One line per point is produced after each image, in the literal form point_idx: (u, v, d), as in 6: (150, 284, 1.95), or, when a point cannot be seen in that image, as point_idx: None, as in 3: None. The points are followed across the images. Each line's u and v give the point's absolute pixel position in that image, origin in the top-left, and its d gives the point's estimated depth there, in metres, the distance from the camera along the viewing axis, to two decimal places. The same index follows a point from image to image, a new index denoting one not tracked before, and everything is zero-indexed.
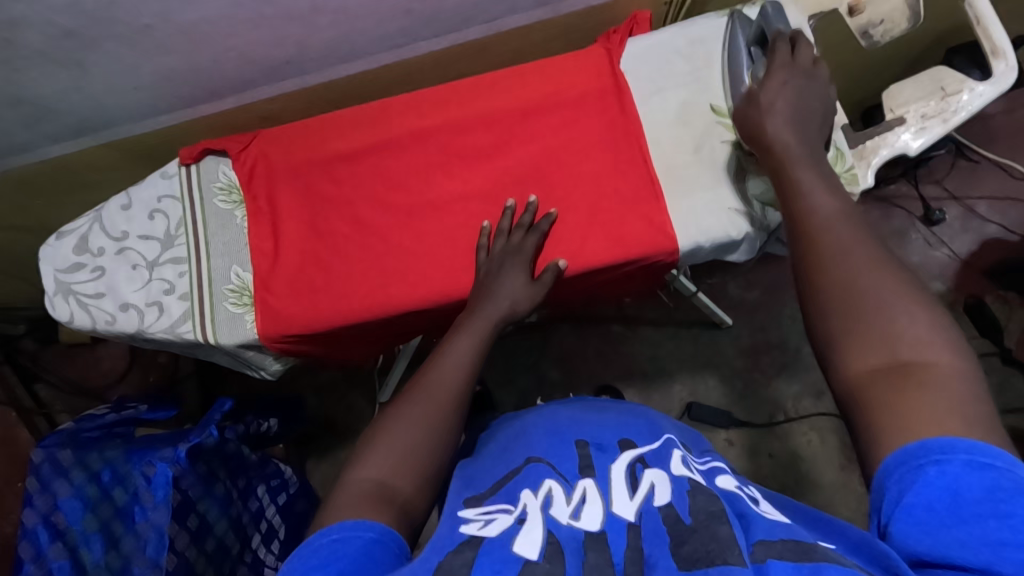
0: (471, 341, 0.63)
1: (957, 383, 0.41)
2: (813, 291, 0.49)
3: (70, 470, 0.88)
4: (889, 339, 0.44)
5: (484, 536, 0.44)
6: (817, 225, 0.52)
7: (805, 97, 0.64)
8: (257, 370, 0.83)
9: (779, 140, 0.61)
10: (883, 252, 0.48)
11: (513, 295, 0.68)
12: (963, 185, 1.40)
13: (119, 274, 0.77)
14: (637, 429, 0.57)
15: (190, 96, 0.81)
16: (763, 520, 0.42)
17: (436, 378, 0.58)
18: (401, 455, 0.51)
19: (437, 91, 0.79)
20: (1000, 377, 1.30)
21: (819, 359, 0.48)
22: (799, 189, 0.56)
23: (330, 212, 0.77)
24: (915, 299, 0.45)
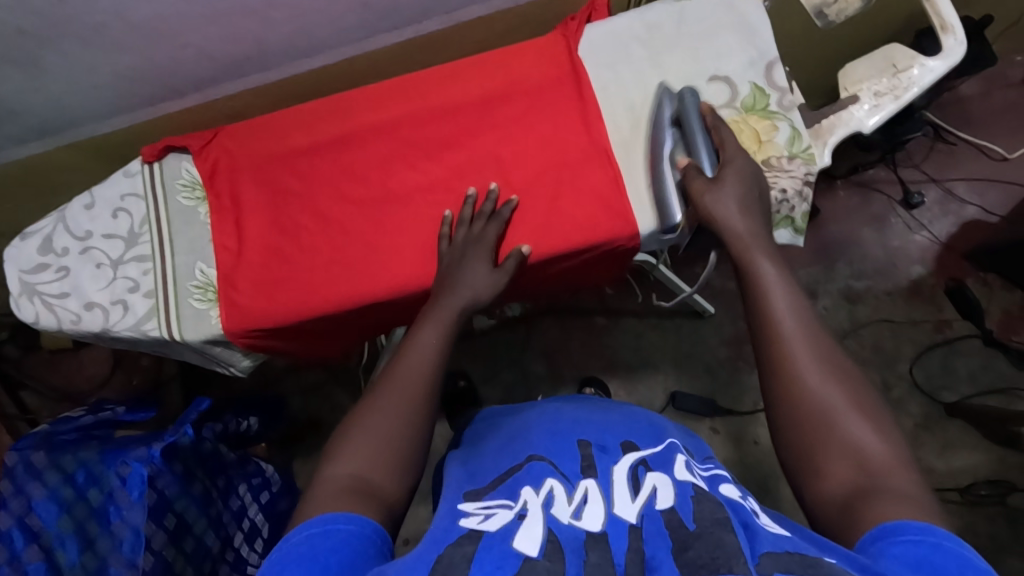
0: (436, 332, 0.62)
1: (914, 490, 0.44)
2: (783, 405, 0.51)
3: (44, 472, 0.87)
4: (856, 456, 0.46)
5: (484, 530, 0.44)
6: (780, 335, 0.53)
7: (753, 186, 0.65)
8: (228, 367, 0.83)
9: (740, 234, 0.60)
10: (840, 372, 0.51)
11: (474, 285, 0.67)
12: (941, 167, 1.40)
13: (84, 274, 0.77)
14: (640, 433, 0.57)
15: (153, 94, 0.81)
16: (767, 533, 0.42)
17: (399, 369, 0.58)
18: (372, 449, 0.51)
19: (397, 82, 0.79)
20: (982, 359, 1.31)
21: (790, 469, 0.50)
22: (759, 285, 0.56)
23: (293, 207, 0.77)
24: (869, 412, 0.49)
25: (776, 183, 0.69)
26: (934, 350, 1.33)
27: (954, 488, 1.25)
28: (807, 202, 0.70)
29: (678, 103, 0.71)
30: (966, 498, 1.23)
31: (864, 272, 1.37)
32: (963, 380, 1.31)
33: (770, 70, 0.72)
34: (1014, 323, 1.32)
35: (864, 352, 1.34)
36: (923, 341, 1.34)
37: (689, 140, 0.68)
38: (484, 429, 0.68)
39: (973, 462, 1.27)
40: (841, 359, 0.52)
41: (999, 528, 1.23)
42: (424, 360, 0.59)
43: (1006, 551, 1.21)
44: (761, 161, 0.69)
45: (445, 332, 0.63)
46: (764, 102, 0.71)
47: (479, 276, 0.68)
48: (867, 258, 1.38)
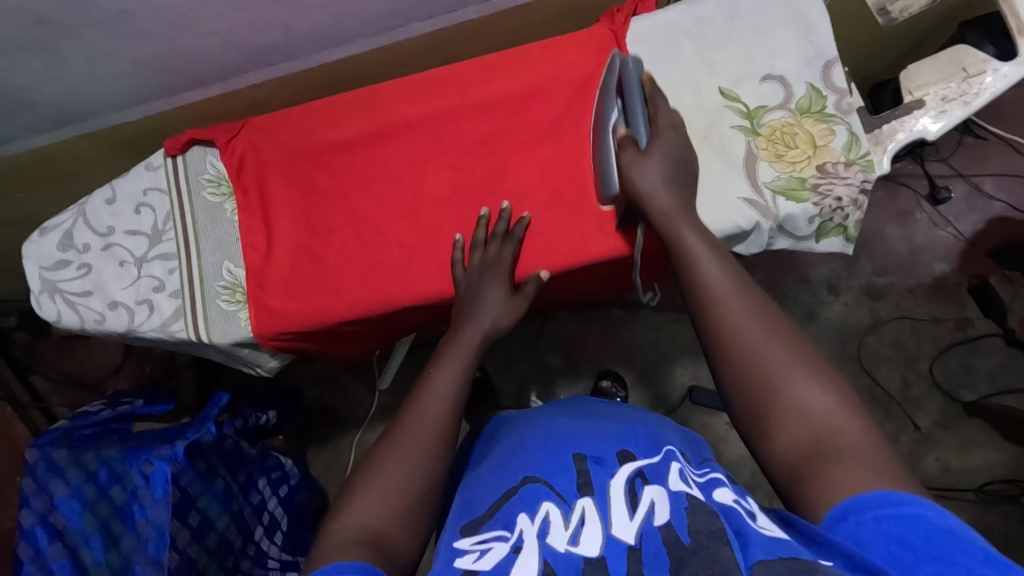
0: (455, 372, 0.59)
1: (864, 442, 0.43)
2: (726, 370, 0.50)
3: (66, 470, 0.86)
4: (805, 415, 0.45)
5: (479, 570, 0.43)
6: (715, 299, 0.52)
7: (679, 164, 0.63)
8: (254, 367, 0.81)
9: (658, 210, 0.60)
10: (783, 326, 0.50)
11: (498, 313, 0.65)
12: (969, 162, 1.37)
13: (106, 272, 0.74)
14: (638, 440, 0.55)
15: (172, 84, 0.77)
16: (761, 538, 0.40)
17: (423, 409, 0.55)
18: (389, 499, 0.49)
19: (433, 76, 0.75)
20: (1002, 358, 1.29)
21: (748, 442, 0.49)
22: (690, 256, 0.56)
23: (324, 206, 0.74)
24: (816, 367, 0.47)
25: (831, 190, 0.66)
26: (954, 348, 1.31)
27: (969, 488, 1.25)
28: (861, 210, 0.67)
29: (618, 72, 0.67)
30: (980, 497, 1.24)
31: (887, 268, 1.35)
32: (983, 379, 1.30)
33: (828, 70, 0.68)
34: None
35: (884, 349, 1.33)
36: (944, 340, 1.32)
37: (629, 110, 0.66)
38: (483, 442, 0.67)
39: (990, 461, 1.26)
40: (783, 317, 0.51)
41: (1013, 527, 1.22)
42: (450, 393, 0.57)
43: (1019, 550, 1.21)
44: (816, 167, 0.67)
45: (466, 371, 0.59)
46: (820, 105, 0.68)
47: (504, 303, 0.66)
48: (890, 254, 1.36)
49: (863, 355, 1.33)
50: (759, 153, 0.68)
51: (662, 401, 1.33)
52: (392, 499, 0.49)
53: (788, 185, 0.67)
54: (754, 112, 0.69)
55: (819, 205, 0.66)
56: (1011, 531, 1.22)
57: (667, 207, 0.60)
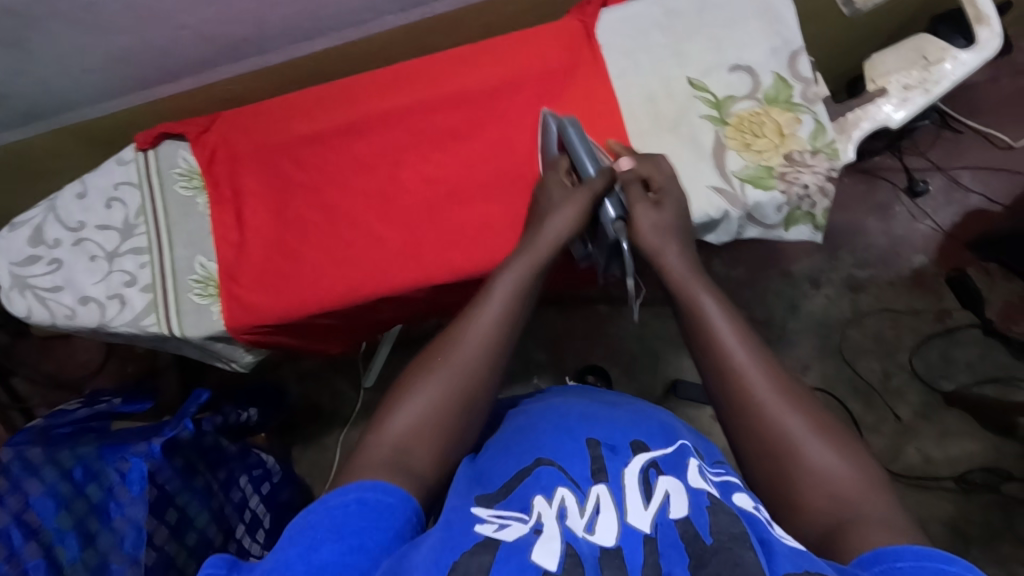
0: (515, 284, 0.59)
1: (890, 514, 0.44)
2: (748, 441, 0.50)
3: (42, 468, 0.83)
4: (825, 481, 0.46)
5: (501, 539, 0.42)
6: (732, 365, 0.52)
7: (683, 228, 0.64)
8: (229, 362, 0.80)
9: (675, 273, 0.61)
10: (797, 393, 0.51)
11: (563, 212, 0.62)
12: (947, 156, 1.39)
13: (77, 267, 0.74)
14: (650, 432, 0.55)
15: (146, 77, 0.77)
16: (786, 548, 0.40)
17: (467, 335, 0.55)
18: (422, 420, 0.51)
19: (405, 68, 0.75)
20: (980, 348, 1.31)
21: (763, 503, 0.50)
22: (706, 318, 0.56)
23: (297, 199, 0.74)
24: (833, 435, 0.48)
25: (798, 178, 0.67)
26: (934, 339, 1.33)
27: (950, 477, 1.26)
28: (829, 198, 0.68)
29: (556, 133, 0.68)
30: (961, 486, 1.25)
31: (867, 261, 1.37)
32: (962, 369, 1.31)
33: (795, 60, 0.69)
34: (1013, 313, 1.32)
35: (865, 341, 1.34)
36: (924, 331, 1.33)
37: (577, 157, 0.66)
38: (487, 426, 0.66)
39: (970, 450, 1.27)
40: (798, 386, 0.52)
41: (993, 516, 1.23)
42: (498, 317, 0.57)
43: (999, 538, 1.22)
44: (783, 156, 0.68)
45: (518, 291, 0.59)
46: (787, 94, 0.69)
47: (565, 198, 0.63)
48: (871, 247, 1.37)
49: (845, 347, 1.34)
50: (728, 142, 0.69)
51: (647, 395, 1.33)
52: (426, 417, 0.51)
53: (756, 174, 0.68)
54: (723, 101, 0.70)
55: (786, 193, 0.67)
56: (991, 518, 1.23)
57: (684, 272, 0.61)
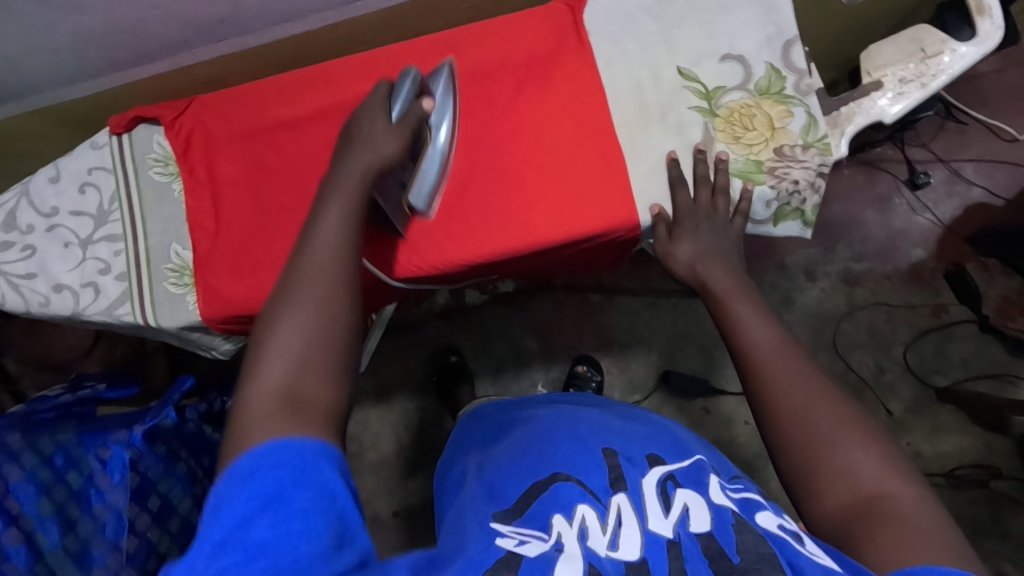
0: (341, 206, 0.53)
1: (921, 513, 0.43)
2: (773, 437, 0.51)
3: (21, 454, 0.79)
4: (851, 479, 0.46)
5: (524, 555, 0.42)
6: (758, 362, 0.54)
7: (718, 239, 0.65)
8: (209, 351, 0.79)
9: (709, 277, 0.63)
10: (831, 387, 0.51)
11: (378, 142, 0.59)
12: (950, 147, 1.36)
13: (51, 253, 0.72)
14: (665, 443, 0.54)
15: (118, 58, 0.74)
16: (817, 572, 0.39)
17: (305, 260, 0.49)
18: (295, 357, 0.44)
19: (385, 52, 0.73)
20: (976, 344, 1.29)
21: (793, 501, 0.50)
22: (735, 320, 0.58)
23: (272, 186, 0.72)
24: (867, 434, 0.48)
25: (788, 173, 0.66)
26: (929, 334, 1.31)
27: (939, 472, 1.24)
28: (819, 194, 0.67)
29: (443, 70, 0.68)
30: (949, 482, 1.23)
31: (864, 254, 1.34)
32: (956, 365, 1.29)
33: (789, 50, 0.68)
34: (1011, 309, 1.30)
35: (860, 335, 1.32)
36: (920, 325, 1.31)
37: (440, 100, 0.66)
38: (498, 430, 0.65)
39: (961, 446, 1.25)
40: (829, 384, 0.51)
41: (981, 512, 1.21)
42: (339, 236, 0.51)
43: (986, 534, 1.20)
44: (774, 150, 0.66)
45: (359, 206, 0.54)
46: (780, 85, 0.67)
47: (384, 130, 0.60)
48: (868, 240, 1.35)
49: (839, 341, 1.32)
50: (717, 135, 0.67)
51: (638, 385, 1.32)
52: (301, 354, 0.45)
53: (746, 168, 0.66)
54: (712, 92, 0.68)
55: (776, 188, 0.66)
56: (979, 514, 1.21)
57: (721, 280, 0.62)
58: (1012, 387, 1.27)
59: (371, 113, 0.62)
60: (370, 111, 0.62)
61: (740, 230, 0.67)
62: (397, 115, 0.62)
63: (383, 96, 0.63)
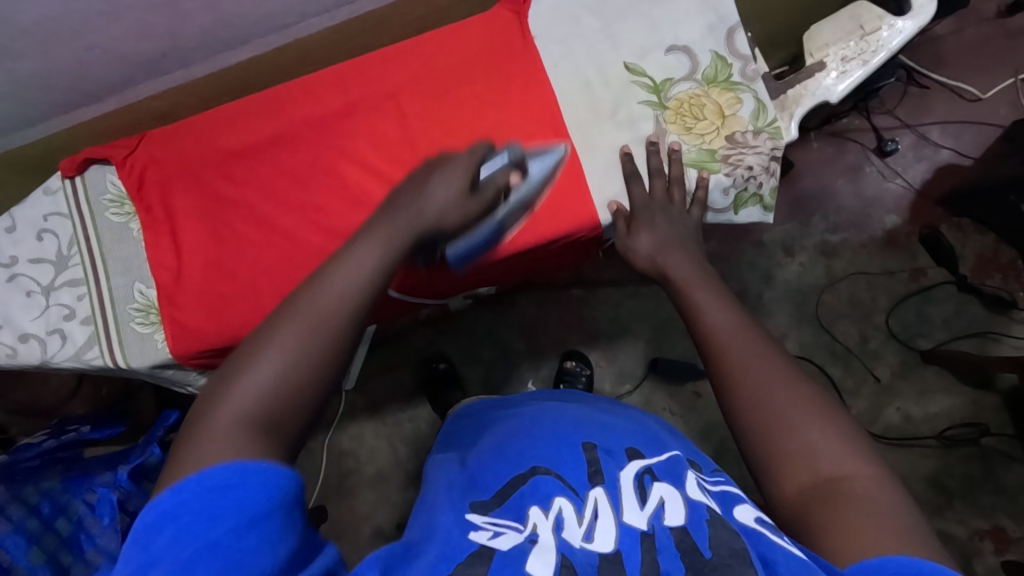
0: (379, 246, 0.48)
1: (882, 494, 0.43)
2: (733, 416, 0.51)
3: (6, 506, 0.80)
4: (810, 459, 0.46)
5: (496, 548, 0.42)
6: (719, 341, 0.55)
7: (675, 230, 0.65)
8: (185, 386, 0.79)
9: (670, 265, 0.63)
10: (792, 365, 0.52)
11: (431, 199, 0.54)
12: (915, 112, 1.36)
13: (13, 303, 0.72)
14: (643, 438, 0.55)
15: (65, 100, 0.74)
16: (789, 563, 0.39)
17: (333, 283, 0.44)
18: (276, 392, 0.40)
19: (334, 71, 0.73)
20: (956, 304, 1.30)
21: (755, 478, 0.50)
22: (696, 307, 0.59)
23: (230, 215, 0.71)
24: (822, 409, 0.49)
25: (742, 159, 0.66)
26: (910, 299, 1.32)
27: (930, 434, 1.25)
28: (775, 177, 0.68)
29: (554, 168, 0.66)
30: (941, 442, 1.24)
31: (839, 225, 1.35)
32: (939, 326, 1.30)
33: (732, 37, 0.68)
34: (987, 267, 1.31)
35: (841, 306, 1.33)
36: (899, 291, 1.32)
37: (530, 182, 0.63)
38: (476, 430, 0.66)
39: (949, 406, 1.26)
40: (787, 360, 0.52)
41: (973, 468, 1.23)
42: (364, 267, 0.46)
43: (979, 489, 1.21)
44: (726, 137, 0.67)
45: (392, 245, 0.49)
46: (727, 73, 0.68)
47: (455, 198, 0.55)
48: (842, 210, 1.35)
49: (822, 313, 1.33)
50: (668, 127, 0.68)
51: (628, 375, 1.32)
52: (284, 388, 0.40)
53: (699, 158, 0.67)
54: (661, 85, 0.68)
55: (731, 175, 0.67)
56: (971, 472, 1.23)
57: (680, 270, 0.62)
58: (995, 344, 1.28)
59: (456, 169, 0.57)
60: (452, 167, 0.57)
61: (701, 214, 0.67)
62: (480, 183, 0.58)
63: (477, 158, 0.59)
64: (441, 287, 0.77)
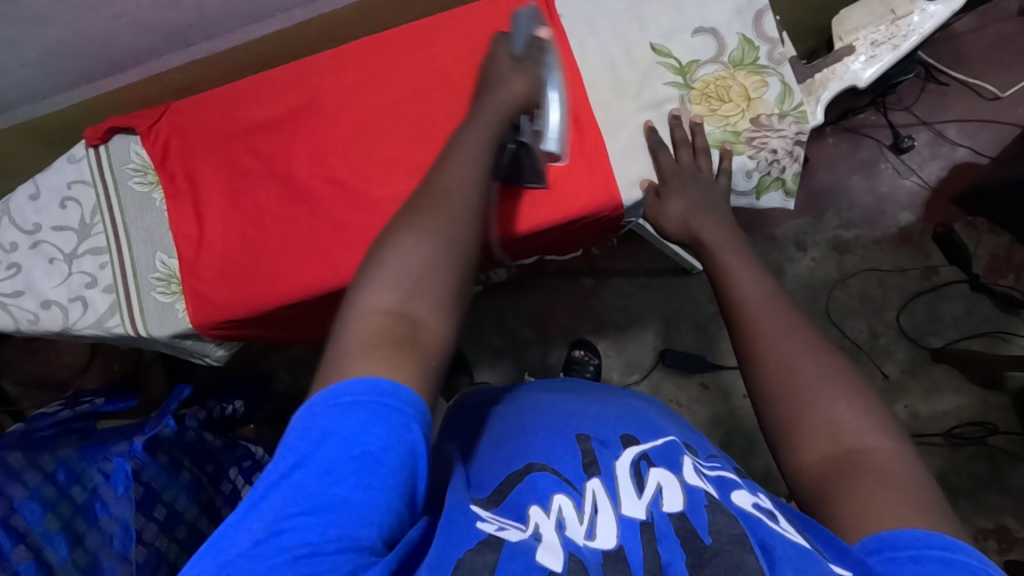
0: (478, 136, 0.54)
1: (899, 465, 0.44)
2: (759, 389, 0.51)
3: (23, 472, 0.79)
4: (832, 432, 0.46)
5: (505, 539, 0.41)
6: (749, 312, 0.54)
7: (705, 195, 0.65)
8: (202, 358, 0.80)
9: (700, 232, 0.62)
10: (823, 338, 0.52)
11: (508, 79, 0.61)
12: (932, 109, 1.36)
13: (36, 270, 0.72)
14: (640, 425, 0.55)
15: (90, 69, 0.74)
16: (786, 547, 0.38)
17: (447, 183, 0.50)
18: (413, 280, 0.43)
19: (360, 45, 0.73)
20: (967, 304, 1.30)
21: (774, 449, 0.50)
22: (726, 273, 0.58)
23: (255, 187, 0.72)
24: (846, 382, 0.49)
25: (766, 142, 0.66)
26: (921, 296, 1.31)
27: (937, 432, 1.25)
28: (799, 162, 0.67)
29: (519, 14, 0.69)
30: (948, 440, 1.24)
31: (852, 221, 1.35)
32: (950, 325, 1.30)
33: (759, 19, 0.68)
34: (1000, 266, 1.30)
35: (852, 301, 1.32)
36: (911, 289, 1.32)
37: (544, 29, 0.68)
38: (476, 420, 0.66)
39: (958, 404, 1.26)
40: (817, 334, 0.52)
41: (979, 468, 1.22)
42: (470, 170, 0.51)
43: (984, 488, 1.21)
44: (750, 120, 0.67)
45: (485, 136, 0.55)
46: (753, 56, 0.68)
47: (512, 68, 0.63)
48: (856, 206, 1.35)
49: (832, 308, 1.32)
50: (693, 107, 0.68)
51: (636, 365, 1.32)
52: (415, 277, 0.44)
53: (723, 138, 0.67)
54: (687, 66, 0.68)
55: (755, 158, 0.67)
56: (977, 471, 1.23)
57: (714, 232, 0.62)
58: (1005, 344, 1.28)
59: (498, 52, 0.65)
60: (497, 52, 0.65)
61: (726, 188, 0.66)
62: (519, 52, 0.64)
63: (506, 39, 0.66)
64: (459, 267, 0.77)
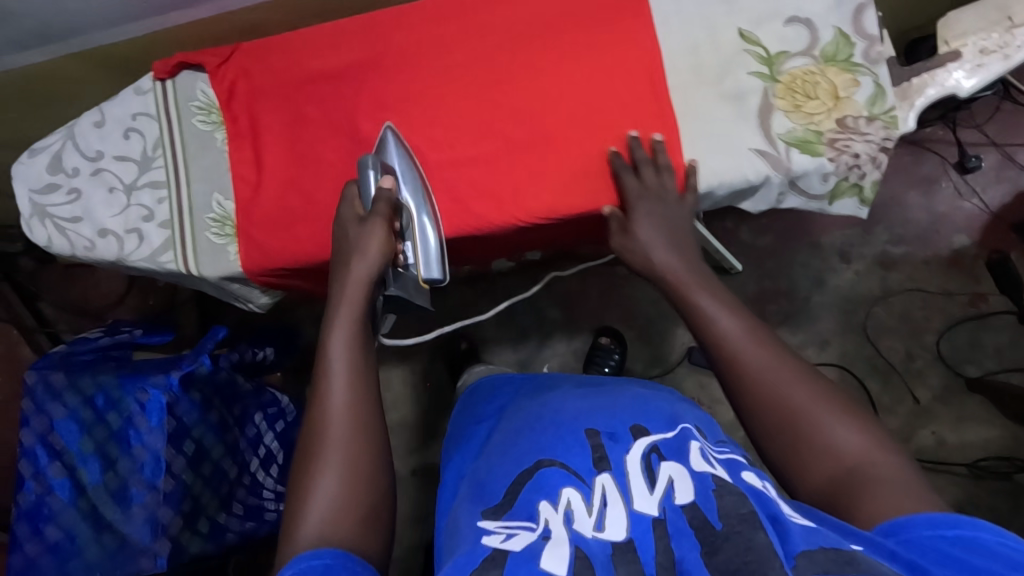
0: (347, 329, 0.56)
1: (909, 479, 0.44)
2: (759, 429, 0.50)
3: (63, 393, 0.85)
4: (834, 454, 0.46)
5: (509, 551, 0.41)
6: (730, 349, 0.53)
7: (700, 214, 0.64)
8: (247, 303, 0.81)
9: (665, 266, 0.62)
10: (801, 364, 0.52)
11: (367, 245, 0.61)
12: (1005, 130, 1.29)
13: (96, 198, 0.73)
14: (652, 418, 0.51)
15: (163, 1, 0.73)
16: (797, 525, 0.39)
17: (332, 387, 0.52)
18: (335, 494, 0.47)
19: (435, 2, 0.71)
20: (1012, 336, 1.25)
21: (777, 474, 0.51)
22: (701, 312, 0.57)
23: (316, 138, 0.71)
24: (847, 410, 0.48)
25: (849, 146, 0.63)
26: (964, 323, 1.27)
27: (960, 462, 1.22)
28: (880, 169, 0.65)
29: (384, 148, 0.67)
30: (972, 472, 1.21)
31: (903, 237, 1.30)
32: (990, 355, 1.25)
33: (860, 14, 0.65)
34: None
35: (890, 320, 1.29)
36: (954, 314, 1.27)
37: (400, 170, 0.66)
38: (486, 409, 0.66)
39: (986, 437, 1.23)
40: (795, 359, 0.52)
41: (1000, 502, 1.19)
42: (346, 355, 0.54)
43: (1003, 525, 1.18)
44: (835, 121, 0.64)
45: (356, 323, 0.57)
46: (847, 52, 0.64)
47: (368, 230, 0.62)
48: (908, 223, 1.30)
49: (869, 324, 1.29)
50: (776, 102, 0.65)
51: (660, 359, 1.31)
52: (342, 485, 0.48)
53: (804, 137, 0.64)
54: (774, 57, 0.65)
55: (835, 161, 0.64)
56: (997, 505, 1.20)
57: (686, 271, 0.61)
58: None
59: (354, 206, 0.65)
60: (346, 212, 0.64)
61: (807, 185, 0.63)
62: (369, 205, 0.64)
63: (358, 192, 0.65)
64: (462, 249, 0.77)
